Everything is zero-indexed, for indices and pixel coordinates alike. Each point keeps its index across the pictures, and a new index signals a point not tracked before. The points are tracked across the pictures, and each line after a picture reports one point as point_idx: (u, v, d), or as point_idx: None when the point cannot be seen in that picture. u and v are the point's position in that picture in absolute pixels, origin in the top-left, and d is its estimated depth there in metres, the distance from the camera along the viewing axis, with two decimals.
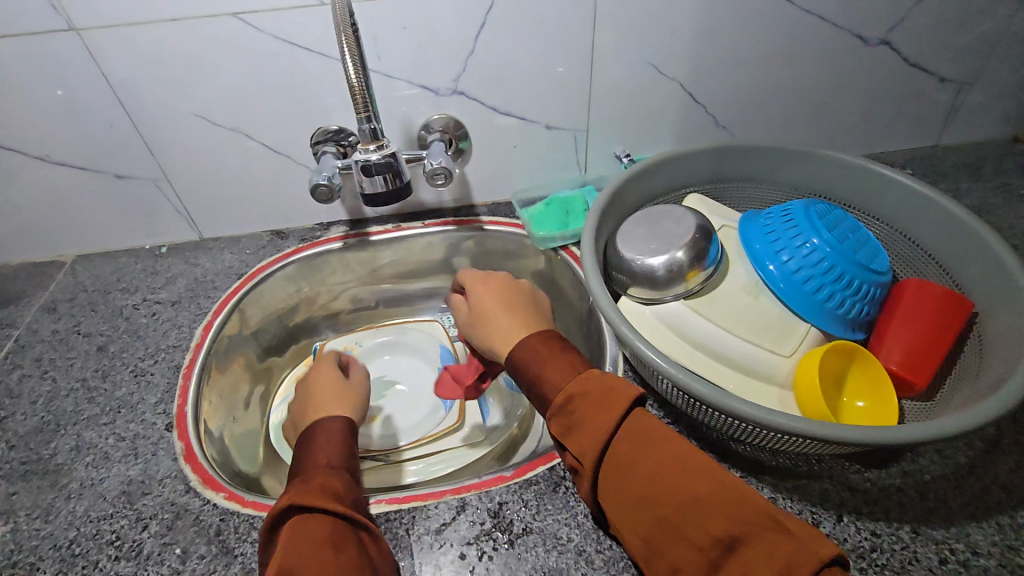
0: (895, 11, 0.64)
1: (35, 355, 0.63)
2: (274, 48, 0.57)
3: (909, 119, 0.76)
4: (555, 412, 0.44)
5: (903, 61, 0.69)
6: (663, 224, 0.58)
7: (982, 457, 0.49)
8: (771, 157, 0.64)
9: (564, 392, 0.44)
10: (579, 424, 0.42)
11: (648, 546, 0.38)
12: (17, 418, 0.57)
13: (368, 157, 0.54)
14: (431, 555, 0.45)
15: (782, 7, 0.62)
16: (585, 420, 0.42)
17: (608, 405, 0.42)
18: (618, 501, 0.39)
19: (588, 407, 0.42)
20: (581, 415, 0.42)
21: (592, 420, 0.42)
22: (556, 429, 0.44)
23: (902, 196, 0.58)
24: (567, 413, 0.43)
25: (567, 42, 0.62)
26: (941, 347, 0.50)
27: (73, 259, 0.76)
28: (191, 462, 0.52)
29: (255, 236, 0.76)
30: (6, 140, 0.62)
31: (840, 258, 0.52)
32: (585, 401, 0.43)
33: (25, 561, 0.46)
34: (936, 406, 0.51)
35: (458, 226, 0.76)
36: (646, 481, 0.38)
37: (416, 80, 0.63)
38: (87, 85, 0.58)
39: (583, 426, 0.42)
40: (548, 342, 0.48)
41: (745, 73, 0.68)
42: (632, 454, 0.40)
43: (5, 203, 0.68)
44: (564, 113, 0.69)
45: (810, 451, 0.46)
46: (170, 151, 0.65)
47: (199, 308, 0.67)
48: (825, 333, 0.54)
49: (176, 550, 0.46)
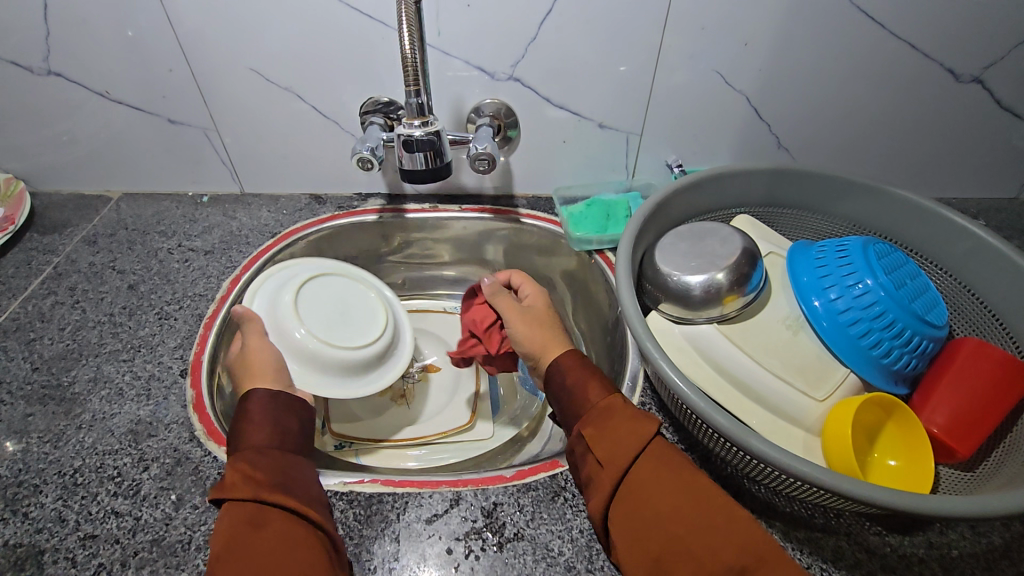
0: (996, 48, 0.59)
1: (70, 284, 0.65)
2: (335, 11, 0.57)
3: (991, 166, 0.70)
4: (589, 417, 0.42)
5: (996, 103, 0.63)
6: (706, 243, 0.55)
7: (1020, 542, 0.45)
8: (833, 188, 0.60)
9: (605, 403, 0.43)
10: (609, 431, 0.41)
11: (657, 566, 0.36)
12: (44, 342, 0.59)
13: (411, 132, 0.53)
14: (417, 545, 0.44)
15: (871, 29, 0.58)
16: (619, 428, 0.41)
17: (646, 417, 0.41)
18: (629, 516, 0.38)
19: (626, 416, 0.41)
20: (615, 423, 0.41)
21: (627, 428, 0.40)
22: (583, 430, 0.42)
23: (973, 248, 0.54)
24: (603, 418, 0.42)
25: (634, 40, 0.59)
26: (991, 416, 0.46)
27: (120, 196, 0.78)
28: (200, 413, 0.53)
29: (294, 197, 0.76)
30: (71, 72, 0.63)
31: (894, 304, 0.48)
32: (623, 412, 0.42)
33: (29, 482, 0.47)
34: (976, 478, 0.47)
35: (494, 215, 0.75)
36: (666, 498, 0.37)
37: (473, 60, 0.61)
38: (152, 28, 0.59)
39: (616, 433, 0.41)
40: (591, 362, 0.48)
41: (818, 95, 0.64)
42: (658, 470, 0.38)
43: (62, 134, 0.70)
44: (619, 113, 0.66)
45: (829, 504, 0.43)
46: (221, 103, 0.66)
47: (229, 261, 0.68)
48: (865, 381, 0.50)
49: (172, 496, 0.47)
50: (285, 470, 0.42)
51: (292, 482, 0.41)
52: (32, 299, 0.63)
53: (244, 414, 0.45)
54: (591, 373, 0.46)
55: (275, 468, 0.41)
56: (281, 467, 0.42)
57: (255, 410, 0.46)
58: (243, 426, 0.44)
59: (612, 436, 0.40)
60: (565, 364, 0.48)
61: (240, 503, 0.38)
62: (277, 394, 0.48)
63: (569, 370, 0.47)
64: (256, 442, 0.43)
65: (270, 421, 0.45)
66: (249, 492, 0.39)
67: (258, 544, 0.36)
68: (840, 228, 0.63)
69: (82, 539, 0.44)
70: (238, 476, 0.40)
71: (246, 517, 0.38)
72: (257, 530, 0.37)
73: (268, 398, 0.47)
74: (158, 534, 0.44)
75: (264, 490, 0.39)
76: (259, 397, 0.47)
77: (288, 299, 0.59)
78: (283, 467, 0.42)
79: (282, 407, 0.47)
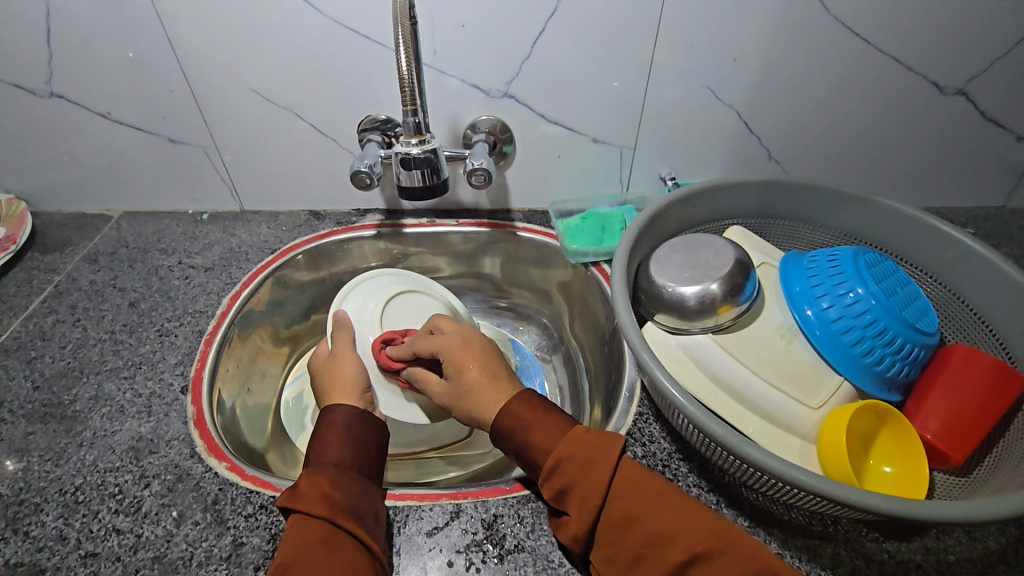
0: (977, 62, 0.61)
1: (71, 302, 0.66)
2: (334, 32, 0.58)
3: (977, 176, 0.72)
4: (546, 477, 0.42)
5: (980, 114, 0.65)
6: (700, 255, 0.56)
7: (1016, 546, 0.45)
8: (823, 199, 0.62)
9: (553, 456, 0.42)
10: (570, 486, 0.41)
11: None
12: (45, 360, 0.59)
13: (409, 149, 0.54)
14: (419, 558, 0.44)
15: (855, 45, 0.59)
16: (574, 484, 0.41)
17: (598, 462, 0.40)
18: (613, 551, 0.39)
19: (579, 468, 0.41)
20: (571, 477, 0.41)
21: (583, 482, 0.40)
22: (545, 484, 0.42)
23: (960, 257, 0.55)
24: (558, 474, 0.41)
25: (625, 58, 0.61)
26: (983, 422, 0.47)
27: (120, 215, 0.78)
28: (200, 429, 0.53)
29: (293, 214, 0.77)
30: (75, 95, 0.64)
31: (885, 313, 0.49)
32: (572, 462, 0.41)
33: (30, 501, 0.47)
34: (971, 483, 0.48)
35: (491, 229, 0.76)
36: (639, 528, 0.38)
37: (468, 78, 0.63)
38: (154, 50, 0.60)
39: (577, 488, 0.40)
40: (532, 406, 0.45)
41: (807, 109, 0.65)
42: (625, 509, 0.39)
43: (63, 154, 0.71)
44: (613, 129, 0.68)
45: (827, 512, 0.44)
46: (222, 122, 0.67)
47: (229, 277, 0.69)
48: (859, 390, 0.51)
49: (173, 513, 0.47)
50: (359, 496, 0.42)
51: (364, 505, 0.42)
52: (34, 318, 0.64)
53: (325, 429, 0.47)
54: (533, 425, 0.44)
55: (351, 489, 0.42)
56: (353, 493, 0.42)
57: (340, 428, 0.47)
58: (329, 442, 0.46)
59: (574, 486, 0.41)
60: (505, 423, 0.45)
61: (313, 518, 0.39)
62: (363, 414, 0.49)
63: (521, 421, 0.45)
64: (335, 460, 0.45)
65: (352, 442, 0.47)
66: (323, 510, 0.39)
67: (327, 561, 0.37)
68: (832, 238, 0.64)
69: (83, 557, 0.44)
70: (315, 491, 0.41)
71: (316, 534, 0.38)
72: (326, 551, 0.38)
73: (353, 419, 0.48)
74: (159, 551, 0.44)
75: (338, 511, 0.40)
76: (338, 411, 0.49)
77: (370, 306, 0.63)
78: (355, 487, 0.43)
79: (362, 426, 0.48)
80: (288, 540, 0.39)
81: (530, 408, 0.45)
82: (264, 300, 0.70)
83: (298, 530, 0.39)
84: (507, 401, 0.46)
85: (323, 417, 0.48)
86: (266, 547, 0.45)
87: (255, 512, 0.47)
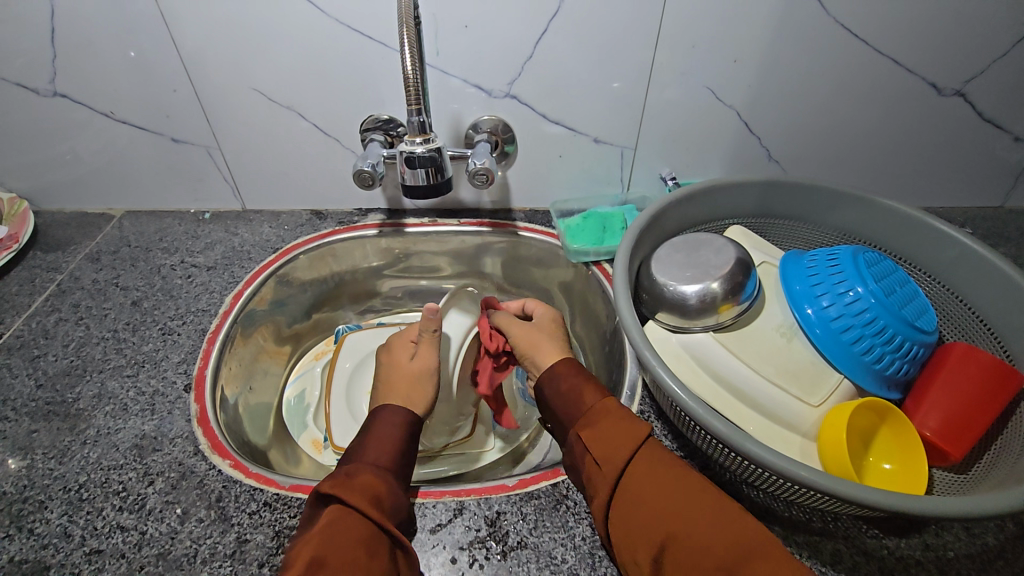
0: (975, 64, 0.61)
1: (74, 301, 0.66)
2: (338, 32, 0.58)
3: (974, 176, 0.72)
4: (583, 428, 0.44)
5: (977, 115, 0.65)
6: (701, 254, 0.56)
7: (1014, 543, 0.46)
8: (822, 199, 0.62)
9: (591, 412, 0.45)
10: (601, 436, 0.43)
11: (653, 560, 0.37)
12: (48, 359, 0.59)
13: (413, 149, 0.54)
14: (422, 555, 0.45)
15: (854, 46, 0.60)
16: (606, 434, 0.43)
17: (633, 423, 0.43)
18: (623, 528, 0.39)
19: (616, 423, 0.43)
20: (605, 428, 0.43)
21: (614, 437, 0.42)
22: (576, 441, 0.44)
23: (959, 256, 0.56)
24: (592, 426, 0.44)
25: (627, 59, 0.61)
26: (981, 419, 0.47)
27: (122, 214, 0.79)
28: (204, 427, 0.53)
29: (295, 213, 0.77)
30: (78, 94, 0.64)
31: (885, 311, 0.49)
32: (604, 424, 0.43)
33: (34, 498, 0.47)
34: (970, 480, 0.48)
35: (493, 228, 0.76)
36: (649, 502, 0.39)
37: (471, 78, 0.63)
38: (157, 49, 0.60)
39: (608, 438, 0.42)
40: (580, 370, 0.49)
41: (806, 109, 0.66)
42: (639, 482, 0.40)
43: (65, 153, 0.71)
44: (614, 129, 0.68)
45: (828, 508, 0.44)
46: (225, 122, 0.67)
47: (232, 276, 0.69)
48: (859, 388, 0.51)
49: (177, 510, 0.47)
50: (398, 504, 0.43)
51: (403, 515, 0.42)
52: (36, 316, 0.64)
53: (379, 426, 0.47)
54: (578, 390, 0.47)
55: (397, 496, 0.43)
56: (396, 502, 0.42)
57: (402, 429, 0.48)
58: (382, 439, 0.46)
59: (600, 444, 0.43)
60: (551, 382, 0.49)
61: (360, 518, 0.39)
62: (414, 420, 0.49)
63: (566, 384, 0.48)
64: (385, 462, 0.45)
65: (401, 450, 0.47)
66: (373, 513, 0.40)
67: (367, 566, 0.37)
68: (831, 238, 0.64)
69: (87, 554, 0.44)
70: (368, 491, 0.41)
71: (359, 533, 0.38)
72: (369, 553, 0.38)
73: (406, 424, 0.48)
74: (163, 548, 0.44)
75: (383, 516, 0.40)
76: (393, 411, 0.49)
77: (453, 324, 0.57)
78: (399, 496, 0.43)
79: (412, 435, 0.48)
80: (326, 530, 0.38)
81: (575, 377, 0.48)
82: (266, 299, 0.70)
83: (341, 525, 0.39)
84: (558, 360, 0.51)
85: (375, 413, 0.49)
86: (270, 544, 0.45)
87: (260, 509, 0.47)
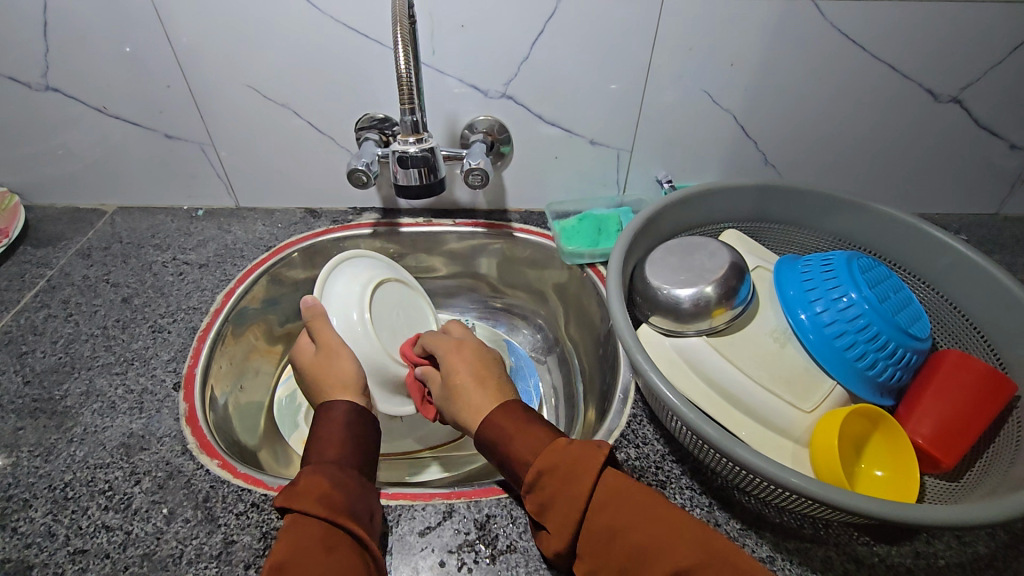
0: (971, 71, 0.61)
1: (64, 297, 0.65)
2: (333, 29, 0.58)
3: (970, 183, 0.72)
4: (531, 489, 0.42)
5: (974, 122, 0.65)
6: (695, 257, 0.56)
7: (1005, 551, 0.46)
8: (817, 204, 0.62)
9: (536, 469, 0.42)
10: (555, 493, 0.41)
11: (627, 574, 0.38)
12: (37, 355, 0.59)
13: (406, 149, 0.54)
14: (411, 558, 0.44)
15: (851, 52, 0.60)
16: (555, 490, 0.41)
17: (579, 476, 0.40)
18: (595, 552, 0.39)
19: (557, 483, 0.41)
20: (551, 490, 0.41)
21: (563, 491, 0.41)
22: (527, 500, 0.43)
23: (953, 263, 0.55)
24: (538, 490, 0.42)
25: (623, 61, 0.61)
26: (974, 428, 0.47)
27: (115, 210, 0.78)
28: (192, 426, 0.53)
29: (289, 211, 0.77)
30: (70, 88, 0.64)
31: (878, 317, 0.49)
32: (554, 476, 0.41)
33: (19, 496, 0.47)
34: (962, 488, 0.48)
35: (487, 229, 0.76)
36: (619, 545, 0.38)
37: (467, 78, 0.63)
38: (151, 45, 0.60)
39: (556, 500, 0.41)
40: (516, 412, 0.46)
41: (802, 114, 0.66)
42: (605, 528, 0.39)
43: (57, 148, 0.70)
44: (611, 131, 0.68)
45: (819, 515, 0.44)
46: (218, 119, 0.66)
47: (224, 274, 0.68)
48: (852, 394, 0.51)
49: (164, 510, 0.46)
50: (355, 496, 0.42)
51: (360, 504, 0.42)
52: (25, 312, 0.63)
53: (328, 428, 0.47)
54: (513, 434, 0.45)
55: (352, 489, 0.42)
56: (352, 493, 0.42)
57: (342, 425, 0.47)
58: (328, 439, 0.46)
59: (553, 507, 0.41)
60: (487, 427, 0.46)
61: (310, 520, 0.39)
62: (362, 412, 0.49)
63: (503, 429, 0.45)
64: (334, 459, 0.45)
65: (353, 442, 0.47)
66: (324, 510, 0.39)
67: (325, 561, 0.36)
68: (826, 243, 0.64)
69: (72, 554, 0.44)
70: (316, 491, 0.41)
71: (315, 534, 0.38)
72: (325, 549, 0.37)
73: (355, 419, 0.48)
74: (149, 549, 0.44)
75: (341, 515, 0.40)
76: (339, 410, 0.48)
77: (355, 291, 0.60)
78: (354, 485, 0.43)
79: (360, 428, 0.48)
80: (289, 538, 0.38)
81: (511, 421, 0.46)
82: (259, 297, 0.70)
83: (293, 532, 0.38)
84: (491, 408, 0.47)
85: (324, 411, 0.48)
86: (257, 546, 0.44)
87: (247, 510, 0.46)
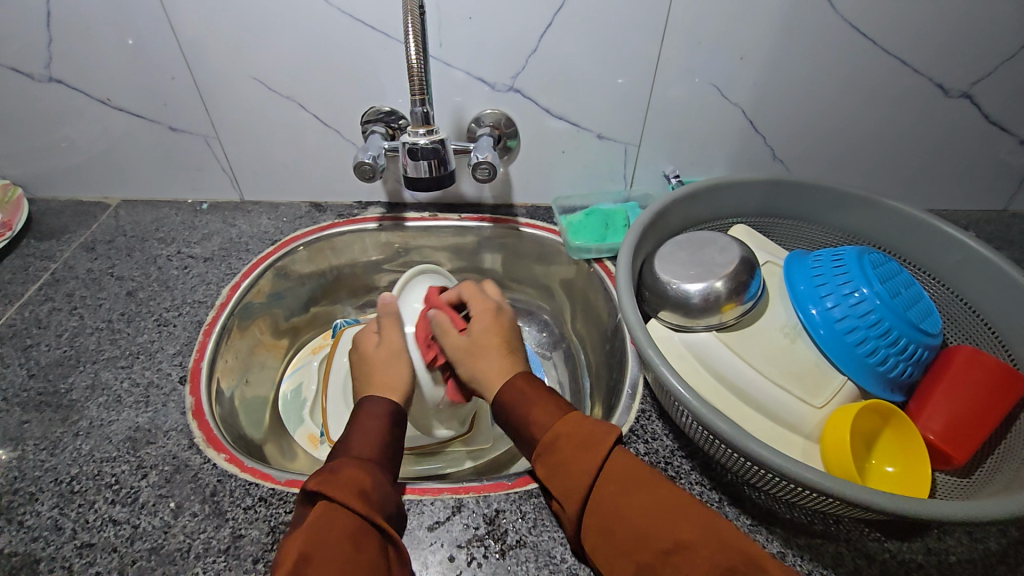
0: (983, 65, 0.61)
1: (68, 290, 0.65)
2: (340, 21, 0.57)
3: (979, 179, 0.72)
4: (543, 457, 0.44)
5: (984, 117, 0.65)
6: (705, 252, 0.56)
7: (1016, 548, 0.45)
8: (826, 199, 0.62)
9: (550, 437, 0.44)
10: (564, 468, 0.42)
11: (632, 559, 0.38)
12: (41, 348, 0.58)
13: (416, 141, 0.53)
14: (420, 552, 0.44)
15: (862, 46, 0.59)
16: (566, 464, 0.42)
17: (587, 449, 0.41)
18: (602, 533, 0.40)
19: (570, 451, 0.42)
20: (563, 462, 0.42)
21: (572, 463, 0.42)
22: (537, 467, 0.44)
23: (964, 259, 0.55)
24: (549, 454, 0.43)
25: (632, 54, 0.60)
26: (985, 424, 0.47)
27: (118, 203, 0.77)
28: (199, 420, 0.52)
29: (294, 205, 0.77)
30: (74, 80, 0.63)
31: (890, 313, 0.49)
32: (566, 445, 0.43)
33: (25, 490, 0.47)
34: (973, 484, 0.48)
35: (494, 224, 0.75)
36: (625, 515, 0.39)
37: (474, 71, 0.62)
38: (157, 37, 0.59)
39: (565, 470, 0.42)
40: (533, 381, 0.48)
41: (812, 109, 0.65)
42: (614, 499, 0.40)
43: (60, 141, 0.70)
44: (619, 125, 0.67)
45: (830, 511, 0.43)
46: (223, 111, 0.66)
47: (229, 268, 0.68)
48: (863, 389, 0.51)
49: (171, 504, 0.46)
50: (387, 496, 0.42)
51: (390, 506, 0.42)
52: (29, 306, 0.63)
53: (365, 421, 0.47)
54: (530, 397, 0.46)
55: (383, 488, 0.42)
56: (384, 493, 0.42)
57: (381, 422, 0.47)
58: (366, 432, 0.46)
59: (562, 475, 0.42)
60: (506, 392, 0.47)
61: (343, 511, 0.38)
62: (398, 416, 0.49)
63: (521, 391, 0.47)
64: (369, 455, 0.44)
65: (388, 442, 0.46)
66: (359, 505, 0.39)
67: (354, 559, 0.36)
68: (835, 239, 0.64)
69: (79, 548, 0.43)
70: (353, 484, 0.40)
71: (348, 527, 0.38)
72: (355, 545, 0.37)
73: (393, 418, 0.48)
74: (156, 543, 0.44)
75: (370, 510, 0.39)
76: (381, 405, 0.48)
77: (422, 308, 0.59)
78: (386, 485, 0.43)
79: (396, 430, 0.48)
80: (317, 523, 0.37)
81: (528, 389, 0.47)
82: (264, 292, 0.69)
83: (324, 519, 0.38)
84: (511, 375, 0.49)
85: (362, 406, 0.48)
86: (265, 540, 0.44)
87: (255, 504, 0.46)
